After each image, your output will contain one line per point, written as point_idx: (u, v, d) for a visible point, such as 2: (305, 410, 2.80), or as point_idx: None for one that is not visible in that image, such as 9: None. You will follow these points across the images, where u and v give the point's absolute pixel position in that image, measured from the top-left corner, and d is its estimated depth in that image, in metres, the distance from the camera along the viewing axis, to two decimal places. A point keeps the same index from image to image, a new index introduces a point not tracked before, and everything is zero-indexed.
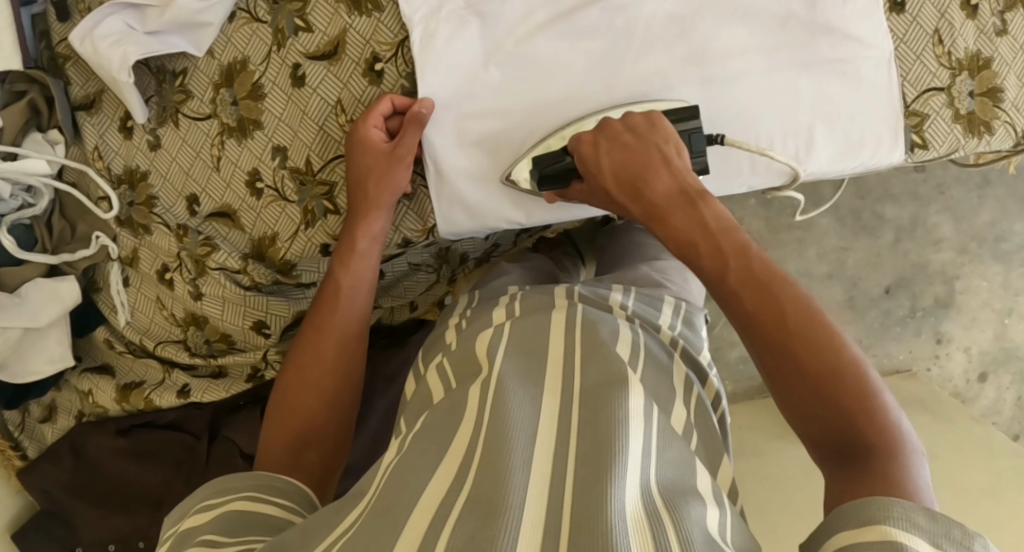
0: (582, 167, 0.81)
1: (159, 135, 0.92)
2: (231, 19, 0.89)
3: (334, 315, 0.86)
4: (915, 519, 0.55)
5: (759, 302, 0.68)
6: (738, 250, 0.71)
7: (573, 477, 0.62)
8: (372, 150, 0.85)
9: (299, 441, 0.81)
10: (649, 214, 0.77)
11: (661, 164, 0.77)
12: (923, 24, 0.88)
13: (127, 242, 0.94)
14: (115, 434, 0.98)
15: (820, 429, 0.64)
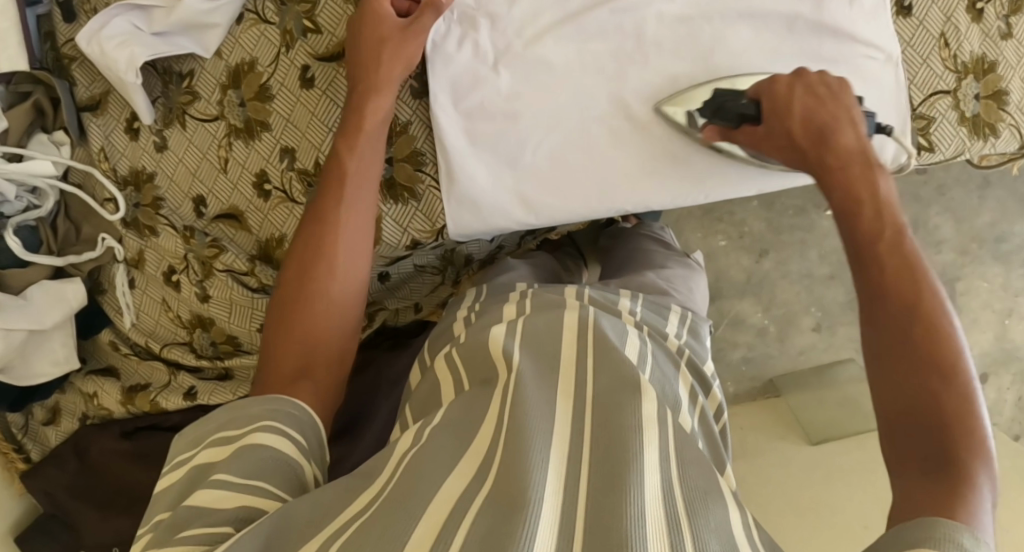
0: (768, 106, 0.81)
1: (166, 136, 0.91)
2: (239, 20, 0.89)
3: (339, 208, 0.81)
4: (964, 542, 0.52)
5: (896, 280, 0.67)
6: (899, 230, 0.71)
7: (586, 487, 0.62)
8: (380, 24, 0.82)
9: (298, 370, 0.75)
10: (824, 167, 0.78)
11: (850, 126, 0.78)
12: (930, 27, 0.89)
13: (133, 244, 0.93)
14: (120, 436, 0.97)
15: (899, 423, 0.62)
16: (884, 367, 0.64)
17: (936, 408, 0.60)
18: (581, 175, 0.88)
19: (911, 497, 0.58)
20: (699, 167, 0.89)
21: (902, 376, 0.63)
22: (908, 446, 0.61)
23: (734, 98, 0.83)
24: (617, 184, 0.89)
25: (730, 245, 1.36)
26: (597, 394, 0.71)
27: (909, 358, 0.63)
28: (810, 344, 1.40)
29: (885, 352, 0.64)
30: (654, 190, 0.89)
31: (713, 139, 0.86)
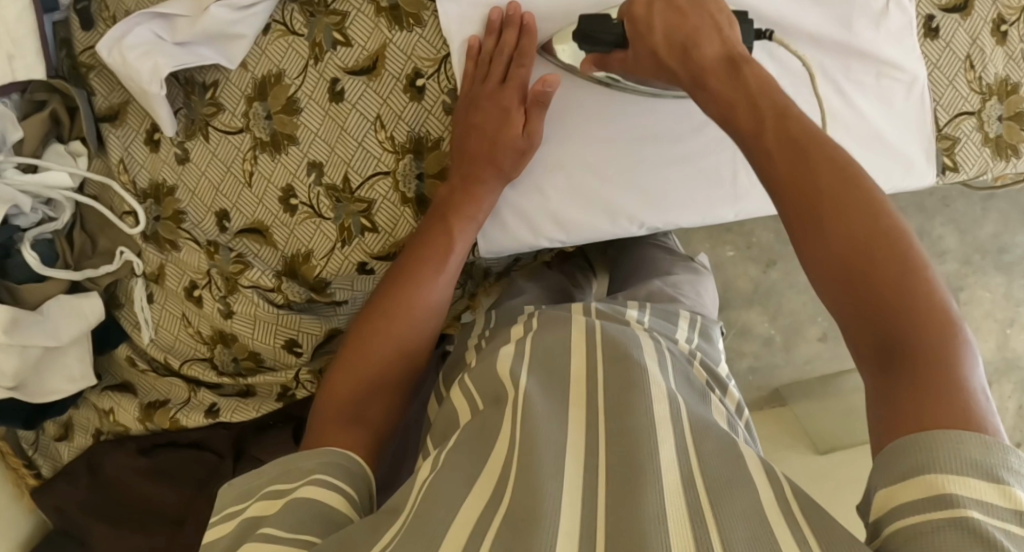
0: (632, 26, 0.76)
1: (188, 148, 0.89)
2: (265, 31, 0.87)
3: (431, 255, 0.83)
4: (972, 455, 0.52)
5: (789, 155, 0.64)
6: (778, 110, 0.67)
7: (604, 487, 0.63)
8: (500, 97, 0.82)
9: (354, 411, 0.77)
10: (693, 81, 0.73)
11: (710, 31, 0.74)
12: (956, 50, 0.90)
13: (153, 258, 0.91)
14: (136, 453, 0.94)
15: (854, 311, 0.60)
16: (812, 247, 0.62)
17: (892, 302, 0.58)
18: (611, 192, 0.87)
19: (890, 416, 0.57)
20: (737, 187, 0.88)
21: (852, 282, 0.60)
22: (865, 329, 0.59)
23: (600, 26, 0.78)
24: (649, 203, 0.88)
25: (739, 256, 1.38)
26: (609, 408, 0.70)
27: (834, 225, 0.61)
28: (817, 353, 1.43)
29: (812, 218, 0.62)
30: (687, 211, 0.89)
31: (591, 70, 0.81)
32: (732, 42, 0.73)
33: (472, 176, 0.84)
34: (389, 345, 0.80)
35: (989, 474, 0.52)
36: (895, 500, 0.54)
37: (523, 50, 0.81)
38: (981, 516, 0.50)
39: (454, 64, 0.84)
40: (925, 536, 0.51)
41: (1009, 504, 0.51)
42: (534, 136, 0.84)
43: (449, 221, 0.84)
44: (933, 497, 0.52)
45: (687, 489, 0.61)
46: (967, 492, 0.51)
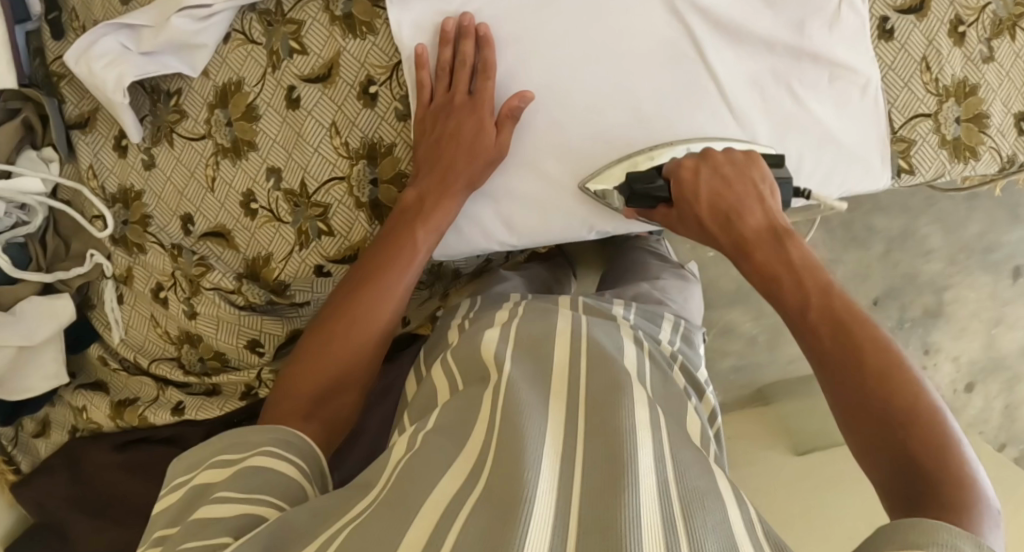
0: (677, 190, 0.84)
1: (153, 154, 0.92)
2: (226, 40, 0.89)
3: (394, 261, 0.85)
4: (960, 543, 0.56)
5: (821, 311, 0.73)
6: (822, 288, 0.75)
7: (580, 478, 0.64)
8: (466, 110, 0.84)
9: (309, 406, 0.81)
10: (737, 248, 0.81)
11: (754, 201, 0.82)
12: (912, 51, 0.90)
13: (121, 261, 0.94)
14: (113, 449, 0.96)
15: (871, 435, 0.66)
16: (841, 403, 0.69)
17: (903, 432, 0.65)
18: (560, 196, 0.89)
19: (892, 498, 0.63)
20: None
21: (863, 408, 0.67)
22: (878, 453, 0.65)
23: (648, 180, 0.85)
24: (597, 207, 0.89)
25: (720, 255, 1.37)
26: (589, 400, 0.73)
27: (857, 367, 0.69)
28: (800, 353, 1.43)
29: (839, 371, 0.69)
30: (638, 214, 0.90)
31: (633, 218, 0.89)
32: (774, 217, 0.82)
33: (440, 188, 0.86)
34: (349, 343, 0.83)
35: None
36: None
37: (482, 64, 0.84)
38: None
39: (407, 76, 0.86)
40: None
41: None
42: (502, 144, 0.85)
43: (412, 228, 0.85)
44: None
45: (662, 491, 0.61)
46: None
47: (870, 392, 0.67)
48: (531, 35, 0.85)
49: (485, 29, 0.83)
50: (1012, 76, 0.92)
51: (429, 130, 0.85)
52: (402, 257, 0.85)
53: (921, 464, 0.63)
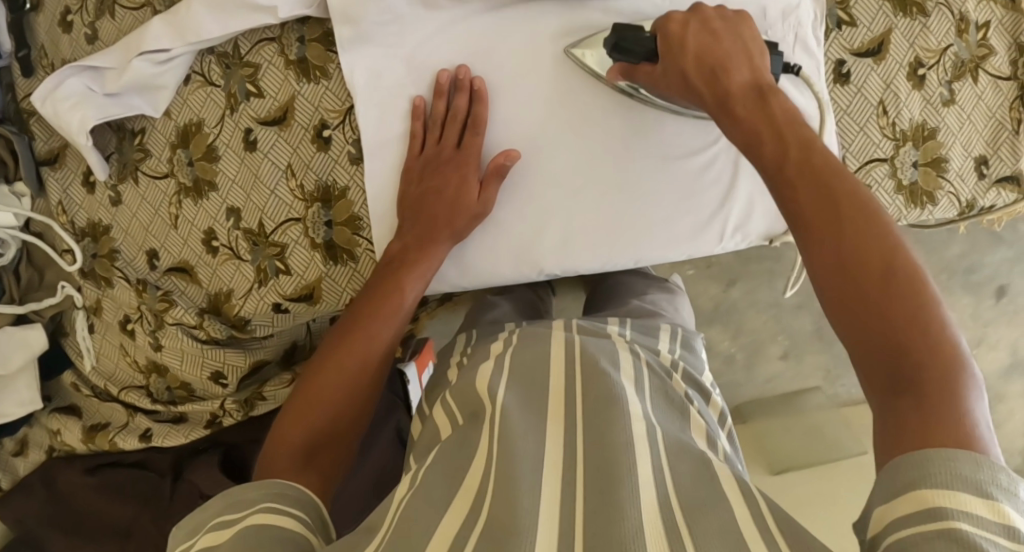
0: (665, 45, 0.77)
1: (120, 191, 0.93)
2: (186, 81, 0.90)
3: (383, 312, 0.83)
4: (980, 475, 0.51)
5: (809, 188, 0.64)
6: (804, 142, 0.67)
7: (582, 504, 0.64)
8: (453, 167, 0.84)
9: (305, 453, 0.75)
10: (721, 108, 0.73)
11: (742, 58, 0.74)
12: (869, 95, 0.89)
13: (91, 293, 0.95)
14: (84, 472, 1.00)
15: (865, 344, 0.59)
16: (826, 270, 0.61)
17: (886, 303, 0.59)
18: (512, 234, 0.87)
19: (887, 432, 0.57)
20: (636, 236, 0.88)
21: (845, 267, 0.61)
22: (875, 370, 0.58)
23: (635, 38, 0.79)
24: (546, 249, 0.88)
25: (698, 274, 1.34)
26: (589, 418, 0.73)
27: (844, 235, 0.61)
28: (778, 371, 1.40)
29: (818, 228, 0.63)
30: (587, 257, 0.88)
31: (617, 79, 0.83)
32: (764, 75, 0.74)
33: (426, 236, 0.85)
34: (345, 379, 0.80)
35: (979, 487, 0.51)
36: (885, 517, 0.53)
37: (474, 119, 0.84)
38: (970, 528, 0.49)
39: (401, 123, 0.87)
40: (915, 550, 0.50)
41: (999, 519, 0.50)
42: (486, 203, 0.85)
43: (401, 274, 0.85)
44: (925, 510, 0.51)
45: (664, 509, 0.63)
46: (972, 524, 0.50)
47: (859, 284, 0.60)
48: (505, 79, 0.85)
49: (481, 83, 0.84)
50: (973, 120, 0.91)
51: (419, 186, 0.85)
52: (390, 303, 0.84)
53: (921, 392, 0.56)
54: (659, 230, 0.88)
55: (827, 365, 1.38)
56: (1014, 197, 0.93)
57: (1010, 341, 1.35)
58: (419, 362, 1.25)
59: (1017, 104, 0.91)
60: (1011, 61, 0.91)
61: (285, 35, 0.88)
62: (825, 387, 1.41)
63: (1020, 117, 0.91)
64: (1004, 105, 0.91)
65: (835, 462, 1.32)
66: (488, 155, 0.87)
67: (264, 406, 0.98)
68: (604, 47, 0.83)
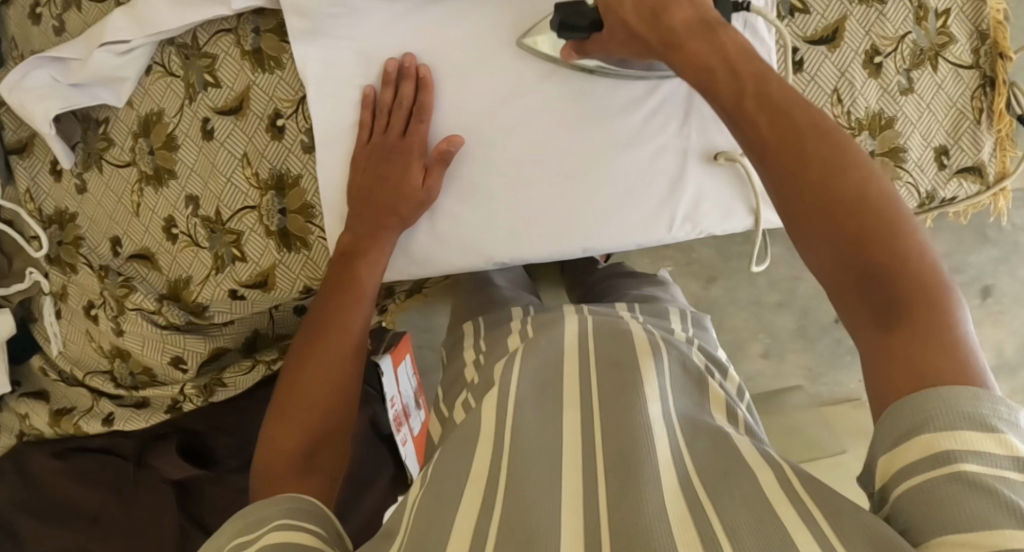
0: (606, 7, 0.77)
1: (85, 179, 0.95)
2: (148, 72, 0.92)
3: (341, 313, 0.86)
4: (978, 406, 0.53)
5: (767, 132, 0.64)
6: (757, 76, 0.67)
7: (604, 485, 0.65)
8: (398, 156, 0.85)
9: (306, 459, 0.76)
10: (666, 45, 0.73)
11: None
12: (822, 83, 0.88)
13: (57, 279, 0.98)
14: (52, 455, 1.00)
15: (845, 280, 0.60)
16: (797, 211, 0.62)
17: (863, 241, 0.60)
18: (461, 222, 0.88)
19: (883, 375, 0.57)
20: (582, 225, 0.88)
21: (815, 212, 0.61)
22: (856, 304, 0.60)
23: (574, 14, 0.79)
24: (494, 238, 0.88)
25: (677, 271, 1.33)
26: (603, 407, 0.74)
27: (807, 174, 0.62)
28: (759, 370, 1.39)
29: (782, 168, 0.63)
30: (534, 245, 0.88)
31: (571, 58, 0.83)
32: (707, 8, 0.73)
33: (374, 226, 0.87)
34: (322, 382, 0.81)
35: (985, 424, 0.52)
36: (896, 461, 0.55)
37: (420, 106, 0.85)
38: (979, 468, 0.51)
39: (352, 112, 0.87)
40: (926, 496, 0.53)
41: (1007, 451, 0.52)
42: (431, 189, 0.86)
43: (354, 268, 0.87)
44: (931, 456, 0.53)
45: (685, 491, 0.64)
46: (973, 458, 0.52)
47: (834, 222, 0.60)
48: (454, 67, 0.86)
49: (427, 72, 0.85)
50: (933, 109, 0.89)
51: (365, 175, 0.86)
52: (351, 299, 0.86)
53: (918, 330, 0.56)
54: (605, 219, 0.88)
55: (808, 364, 1.37)
56: (976, 189, 0.91)
57: (994, 342, 1.33)
58: (394, 354, 1.24)
59: (980, 94, 0.89)
60: (973, 49, 0.89)
61: (240, 26, 0.89)
62: (807, 386, 1.40)
63: (981, 108, 0.89)
64: (966, 94, 0.89)
65: (811, 461, 1.31)
66: (433, 141, 0.87)
67: (224, 393, 1.00)
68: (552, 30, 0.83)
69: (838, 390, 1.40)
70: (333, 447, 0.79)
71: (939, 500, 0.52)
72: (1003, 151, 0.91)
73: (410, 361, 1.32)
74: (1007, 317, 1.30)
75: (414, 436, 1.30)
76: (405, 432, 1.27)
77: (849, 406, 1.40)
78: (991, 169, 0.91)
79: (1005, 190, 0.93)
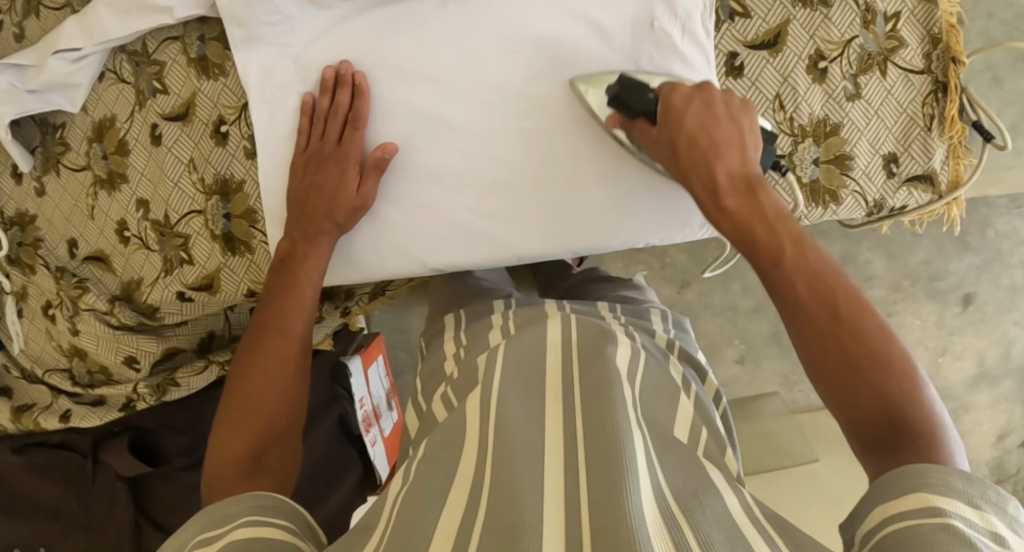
0: (665, 105, 0.80)
1: (44, 182, 0.98)
2: (101, 78, 0.94)
3: (285, 316, 0.84)
4: (955, 485, 0.57)
5: (810, 291, 0.70)
6: (808, 270, 0.71)
7: (586, 488, 0.63)
8: (332, 162, 0.86)
9: (252, 462, 0.75)
10: (709, 191, 0.77)
11: (736, 149, 0.78)
12: (764, 88, 0.87)
13: (17, 279, 1.01)
14: (12, 452, 1.05)
15: (860, 392, 0.66)
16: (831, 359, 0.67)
17: (867, 365, 0.66)
18: (399, 229, 0.90)
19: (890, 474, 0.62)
20: (511, 233, 0.90)
21: (835, 349, 0.67)
22: (863, 403, 0.65)
23: (641, 90, 0.81)
24: (431, 245, 0.91)
25: (651, 276, 1.35)
26: (583, 407, 0.72)
27: (851, 363, 0.67)
28: (734, 376, 1.41)
29: (819, 321, 0.68)
30: (469, 252, 0.91)
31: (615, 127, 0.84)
32: (754, 166, 0.78)
33: (311, 230, 0.87)
34: (269, 387, 0.80)
35: (970, 498, 0.56)
36: (887, 512, 0.58)
37: (355, 113, 0.86)
38: (965, 527, 0.55)
39: (291, 119, 0.89)
40: (915, 538, 0.55)
41: (987, 525, 0.55)
42: (367, 196, 0.87)
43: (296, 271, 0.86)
44: (925, 507, 0.56)
45: (658, 499, 0.63)
46: (955, 510, 0.56)
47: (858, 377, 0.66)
48: (390, 76, 0.87)
49: (361, 79, 0.86)
50: (881, 114, 0.87)
51: (302, 181, 0.88)
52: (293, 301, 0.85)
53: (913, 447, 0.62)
54: (535, 227, 0.90)
55: (784, 370, 1.40)
56: (928, 198, 0.88)
57: (975, 350, 1.33)
58: (364, 355, 1.27)
59: (931, 100, 0.87)
60: (924, 54, 0.86)
61: (186, 34, 0.91)
62: (782, 393, 1.41)
63: (932, 114, 0.87)
64: (917, 100, 0.87)
65: (784, 468, 1.30)
66: (369, 147, 0.89)
67: (178, 392, 1.02)
68: (607, 88, 0.84)
69: (813, 397, 1.42)
70: (284, 447, 0.79)
71: (928, 542, 0.54)
72: (956, 159, 0.88)
73: (384, 362, 1.35)
74: (988, 324, 1.31)
75: (384, 437, 1.31)
76: (374, 432, 1.29)
77: (823, 413, 1.41)
78: (943, 178, 0.88)
79: (959, 200, 0.90)
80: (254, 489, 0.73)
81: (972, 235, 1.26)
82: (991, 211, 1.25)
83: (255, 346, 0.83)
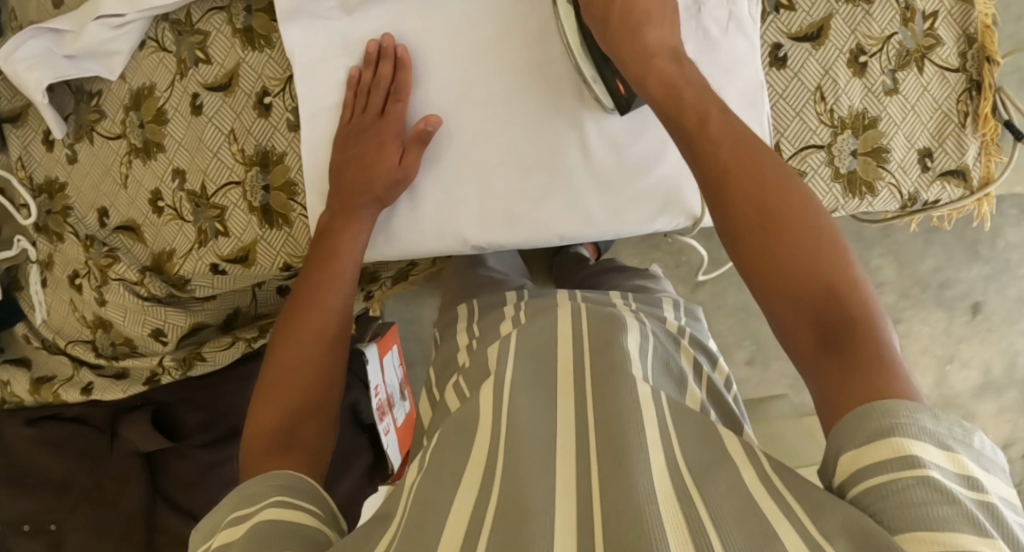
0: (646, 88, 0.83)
1: (76, 149, 0.97)
2: (141, 46, 0.93)
3: (322, 292, 0.84)
4: (920, 419, 0.54)
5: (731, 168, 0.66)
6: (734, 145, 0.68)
7: (597, 477, 0.60)
8: (377, 136, 0.87)
9: (289, 433, 0.74)
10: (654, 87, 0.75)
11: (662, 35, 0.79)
12: (806, 80, 0.89)
13: (44, 248, 1.00)
14: (24, 423, 1.04)
15: (785, 265, 0.63)
16: (758, 244, 0.64)
17: (816, 286, 0.61)
18: (442, 205, 0.91)
19: (829, 392, 0.59)
20: (551, 214, 0.91)
21: (760, 235, 0.64)
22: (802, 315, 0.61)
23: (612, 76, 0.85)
24: (471, 221, 0.91)
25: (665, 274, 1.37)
26: (595, 388, 0.70)
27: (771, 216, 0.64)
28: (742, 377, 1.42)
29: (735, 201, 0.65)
30: (510, 232, 0.91)
31: None
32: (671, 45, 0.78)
33: (350, 207, 0.87)
34: (305, 360, 0.79)
35: (941, 442, 0.54)
36: (862, 460, 0.54)
37: (399, 85, 0.87)
38: (940, 476, 0.52)
39: (336, 92, 0.90)
40: (896, 497, 0.52)
41: (958, 470, 0.53)
42: (409, 168, 0.87)
43: (333, 247, 0.86)
44: (900, 457, 0.53)
45: (671, 471, 0.60)
46: (925, 454, 0.53)
47: (790, 279, 0.62)
48: (439, 52, 0.88)
49: (406, 53, 0.87)
50: (918, 111, 0.89)
51: (347, 155, 0.88)
52: (329, 277, 0.85)
53: (863, 349, 0.58)
54: (575, 208, 0.91)
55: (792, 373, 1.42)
56: (960, 193, 0.91)
57: (982, 359, 1.35)
58: (381, 343, 1.23)
59: (966, 97, 0.89)
60: (960, 53, 0.89)
61: (232, 4, 0.91)
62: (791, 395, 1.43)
63: (967, 111, 0.89)
64: (952, 97, 0.89)
65: None
66: (411, 121, 0.89)
67: (202, 365, 1.02)
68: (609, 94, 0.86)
69: None
70: (322, 417, 0.77)
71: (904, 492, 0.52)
72: (989, 156, 0.90)
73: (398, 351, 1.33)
74: (995, 333, 1.34)
75: (399, 425, 1.32)
76: (389, 421, 1.28)
77: None
78: (976, 174, 0.91)
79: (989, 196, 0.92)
80: (293, 459, 0.72)
81: (983, 244, 1.29)
82: (1002, 221, 1.29)
83: (289, 320, 0.82)
